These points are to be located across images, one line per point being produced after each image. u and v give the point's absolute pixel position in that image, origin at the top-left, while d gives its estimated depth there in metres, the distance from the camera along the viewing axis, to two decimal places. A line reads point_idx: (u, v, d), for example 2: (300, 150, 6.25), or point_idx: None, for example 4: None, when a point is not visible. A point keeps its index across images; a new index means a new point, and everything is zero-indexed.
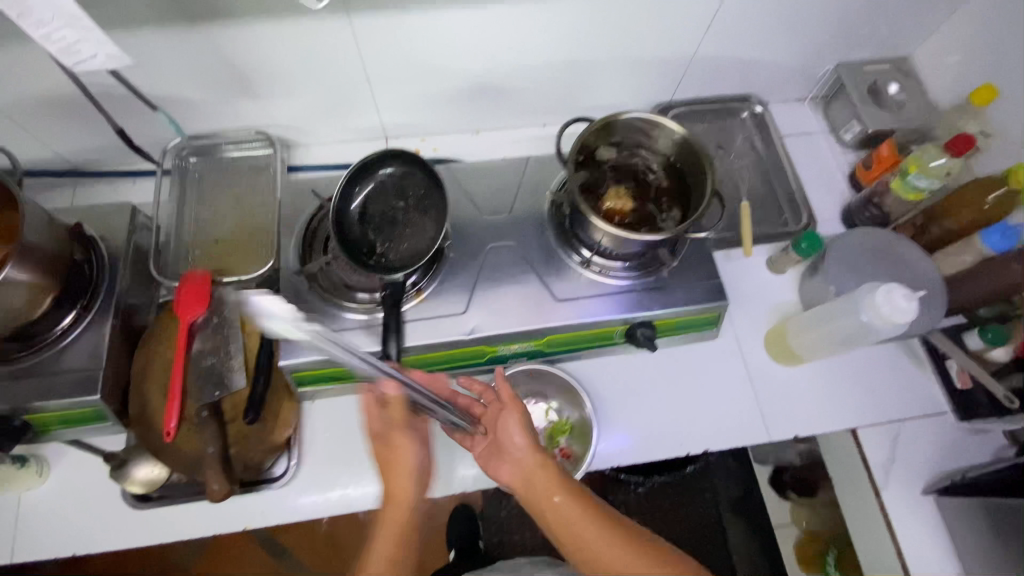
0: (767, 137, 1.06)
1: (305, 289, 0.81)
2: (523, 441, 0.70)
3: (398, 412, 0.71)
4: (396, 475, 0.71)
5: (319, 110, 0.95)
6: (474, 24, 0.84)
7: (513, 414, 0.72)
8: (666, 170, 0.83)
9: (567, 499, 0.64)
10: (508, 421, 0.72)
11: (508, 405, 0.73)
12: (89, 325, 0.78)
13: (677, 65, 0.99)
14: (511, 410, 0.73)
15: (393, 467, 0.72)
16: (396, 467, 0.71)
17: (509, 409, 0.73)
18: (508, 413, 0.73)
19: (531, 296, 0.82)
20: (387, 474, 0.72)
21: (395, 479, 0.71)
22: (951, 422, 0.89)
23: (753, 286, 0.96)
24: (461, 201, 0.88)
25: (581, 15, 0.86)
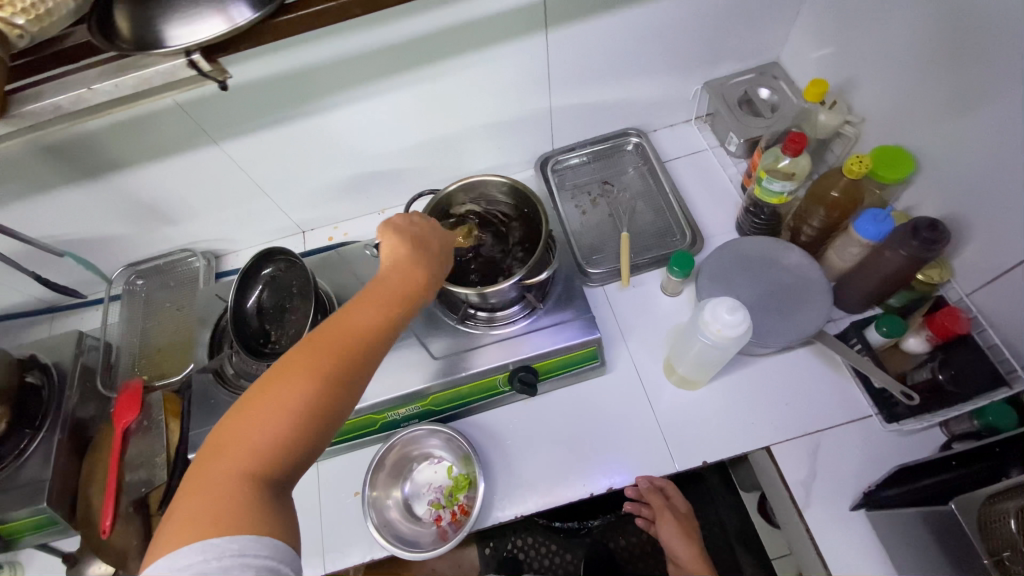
0: (651, 165, 1.10)
1: (213, 383, 0.90)
2: (679, 546, 0.84)
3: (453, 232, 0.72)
4: (429, 258, 0.67)
5: (232, 222, 1.08)
6: (335, 127, 0.95)
7: (669, 523, 0.84)
8: (516, 216, 0.87)
9: None
10: (665, 526, 0.85)
11: (662, 512, 0.84)
12: (41, 441, 0.89)
13: (541, 118, 1.05)
14: (666, 522, 0.84)
15: (422, 249, 0.67)
16: (430, 252, 0.67)
17: (664, 517, 0.84)
18: (662, 521, 0.84)
19: (410, 359, 0.87)
20: (417, 252, 0.66)
21: (421, 264, 0.65)
22: (876, 426, 0.83)
23: (643, 313, 0.96)
24: (350, 280, 0.97)
25: (426, 100, 0.95)
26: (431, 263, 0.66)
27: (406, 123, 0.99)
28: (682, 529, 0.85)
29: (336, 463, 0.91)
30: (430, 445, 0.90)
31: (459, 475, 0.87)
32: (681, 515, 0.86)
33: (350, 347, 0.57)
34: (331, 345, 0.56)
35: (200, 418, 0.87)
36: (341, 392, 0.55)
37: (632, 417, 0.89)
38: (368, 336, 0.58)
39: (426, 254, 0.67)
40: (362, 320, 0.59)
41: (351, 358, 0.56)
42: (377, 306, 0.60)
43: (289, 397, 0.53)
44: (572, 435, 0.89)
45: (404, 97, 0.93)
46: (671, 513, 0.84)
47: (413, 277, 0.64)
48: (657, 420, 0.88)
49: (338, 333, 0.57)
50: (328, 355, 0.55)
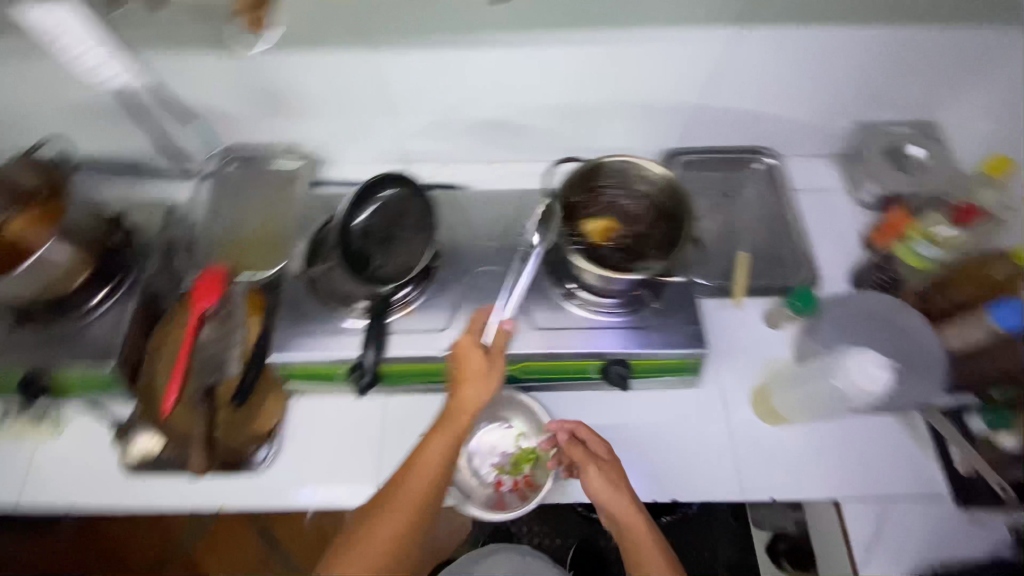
0: (778, 191, 1.04)
1: (304, 292, 0.88)
2: (606, 494, 0.75)
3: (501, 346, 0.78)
4: (477, 388, 0.75)
5: (344, 132, 1.04)
6: (485, 63, 0.91)
7: (594, 471, 0.76)
8: (651, 208, 0.83)
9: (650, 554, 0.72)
10: (590, 477, 0.77)
11: (584, 461, 0.78)
12: (115, 302, 0.87)
13: (686, 113, 1.01)
14: (589, 472, 0.77)
15: (470, 379, 0.75)
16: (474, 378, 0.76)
17: (588, 467, 0.77)
18: (586, 471, 0.77)
19: (511, 322, 0.85)
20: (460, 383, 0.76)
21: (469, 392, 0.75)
22: (947, 508, 0.83)
23: (742, 339, 0.93)
24: (460, 227, 0.94)
25: (584, 62, 0.92)
26: (477, 391, 0.75)
27: (553, 78, 0.94)
28: (606, 475, 0.77)
29: (402, 404, 0.90)
30: (500, 410, 0.89)
31: (528, 447, 0.86)
32: (603, 460, 0.78)
33: (420, 487, 0.71)
34: (407, 491, 0.70)
35: (287, 327, 0.85)
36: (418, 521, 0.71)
37: (709, 438, 0.87)
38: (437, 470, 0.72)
39: (467, 383, 0.75)
40: (427, 464, 0.72)
41: (425, 493, 0.71)
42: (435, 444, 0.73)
43: (380, 536, 0.69)
44: (645, 440, 0.87)
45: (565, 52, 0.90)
46: (594, 464, 0.76)
47: (458, 412, 0.74)
48: (734, 448, 0.87)
49: (412, 476, 0.72)
50: (406, 499, 0.70)
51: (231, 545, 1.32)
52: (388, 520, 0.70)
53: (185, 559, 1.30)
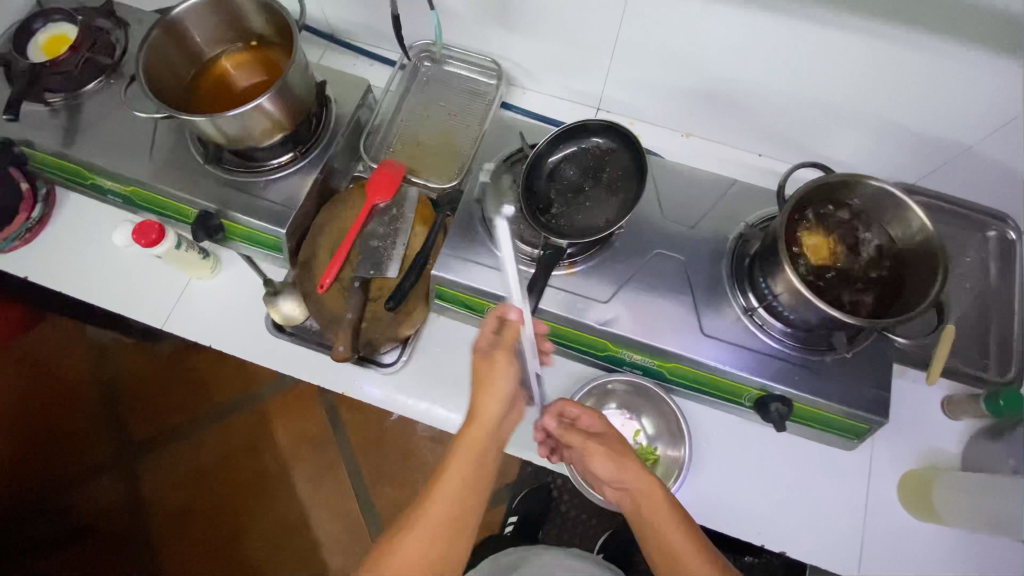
0: (1008, 268, 0.90)
1: (477, 218, 0.84)
2: (611, 474, 0.68)
3: (514, 340, 0.62)
4: (491, 395, 0.62)
5: (552, 60, 0.97)
6: (754, 34, 0.80)
7: (598, 451, 0.68)
8: (890, 254, 0.73)
9: (672, 531, 0.62)
10: (591, 457, 0.69)
11: (584, 442, 0.70)
12: (298, 170, 0.87)
13: (939, 149, 0.88)
14: (592, 453, 0.69)
15: (487, 385, 0.62)
16: (492, 383, 0.62)
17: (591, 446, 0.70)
18: (588, 452, 0.70)
19: (678, 317, 0.80)
20: (478, 389, 0.63)
21: (487, 400, 0.62)
22: None
23: (908, 415, 0.84)
24: (648, 200, 0.87)
25: (868, 63, 0.78)
26: (497, 398, 0.62)
27: (817, 70, 0.82)
28: (610, 452, 0.68)
29: None
30: (627, 398, 0.88)
31: (647, 445, 0.85)
32: (607, 439, 0.70)
33: (442, 515, 0.59)
34: (427, 516, 0.59)
35: (456, 241, 0.82)
36: (444, 554, 0.58)
37: (839, 506, 0.80)
38: (463, 488, 0.60)
39: (485, 388, 0.63)
40: (447, 486, 0.60)
41: (457, 515, 0.60)
42: (456, 465, 0.61)
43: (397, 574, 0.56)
44: (769, 481, 0.82)
45: (854, 46, 0.76)
46: (593, 439, 0.69)
47: (477, 425, 0.62)
48: (863, 525, 0.80)
49: (433, 502, 0.59)
50: (427, 527, 0.58)
51: (305, 408, 1.25)
52: (407, 553, 0.57)
53: (259, 411, 1.24)
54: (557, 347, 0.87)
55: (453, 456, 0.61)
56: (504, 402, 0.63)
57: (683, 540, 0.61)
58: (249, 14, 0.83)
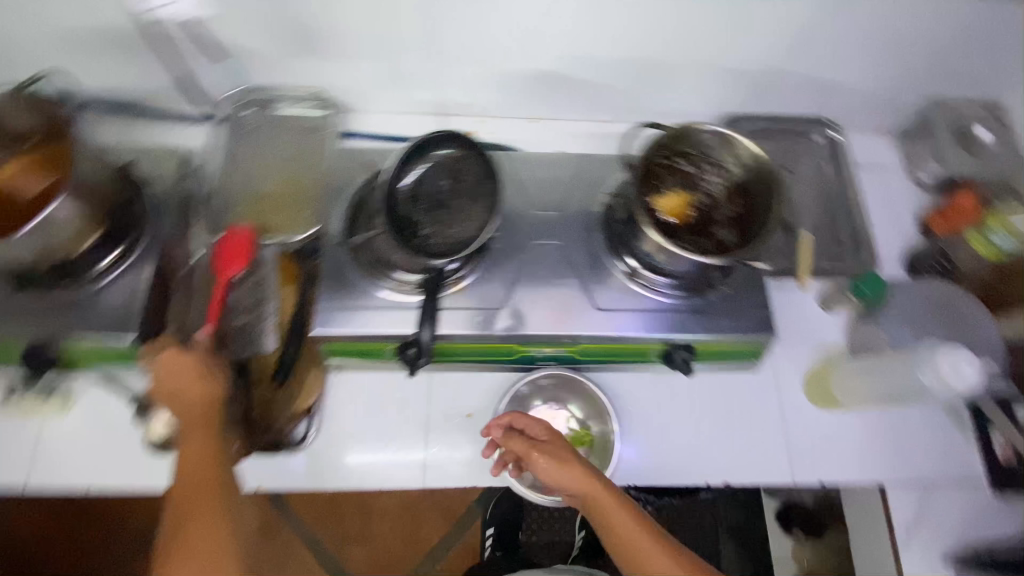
0: (840, 165, 1.00)
1: (345, 262, 0.79)
2: (556, 478, 0.68)
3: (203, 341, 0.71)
4: (197, 380, 0.67)
5: (377, 76, 0.93)
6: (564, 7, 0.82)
7: (539, 462, 0.69)
8: (734, 186, 0.78)
9: (625, 524, 0.64)
10: (539, 467, 0.69)
11: (527, 452, 0.70)
12: (130, 266, 0.79)
13: (753, 76, 0.95)
14: (536, 461, 0.69)
15: (185, 378, 0.67)
16: (191, 378, 0.67)
17: (533, 457, 0.70)
18: (532, 460, 0.70)
19: (571, 300, 0.80)
20: (187, 384, 0.67)
21: (195, 384, 0.67)
22: (983, 491, 0.85)
23: (798, 322, 0.91)
24: (515, 196, 0.87)
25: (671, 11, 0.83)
26: (208, 378, 0.68)
27: (630, 30, 0.86)
28: (555, 457, 0.69)
29: (447, 380, 0.85)
30: (549, 392, 0.87)
31: (581, 428, 0.85)
32: (549, 444, 0.71)
33: (201, 483, 0.63)
34: (186, 490, 0.62)
35: (330, 292, 0.77)
36: (217, 507, 0.62)
37: (762, 423, 0.86)
38: (205, 459, 0.64)
39: (198, 380, 0.67)
40: (191, 462, 0.64)
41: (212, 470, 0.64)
42: (193, 441, 0.65)
43: (196, 544, 0.59)
44: (698, 423, 0.86)
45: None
46: (537, 448, 0.69)
47: (196, 411, 0.66)
48: (786, 432, 0.86)
49: (185, 480, 0.63)
50: (201, 501, 0.62)
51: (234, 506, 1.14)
52: (194, 530, 0.60)
53: None
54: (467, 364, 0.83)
55: (187, 434, 0.65)
56: (217, 380, 0.69)
57: (637, 530, 0.63)
58: (7, 114, 0.74)
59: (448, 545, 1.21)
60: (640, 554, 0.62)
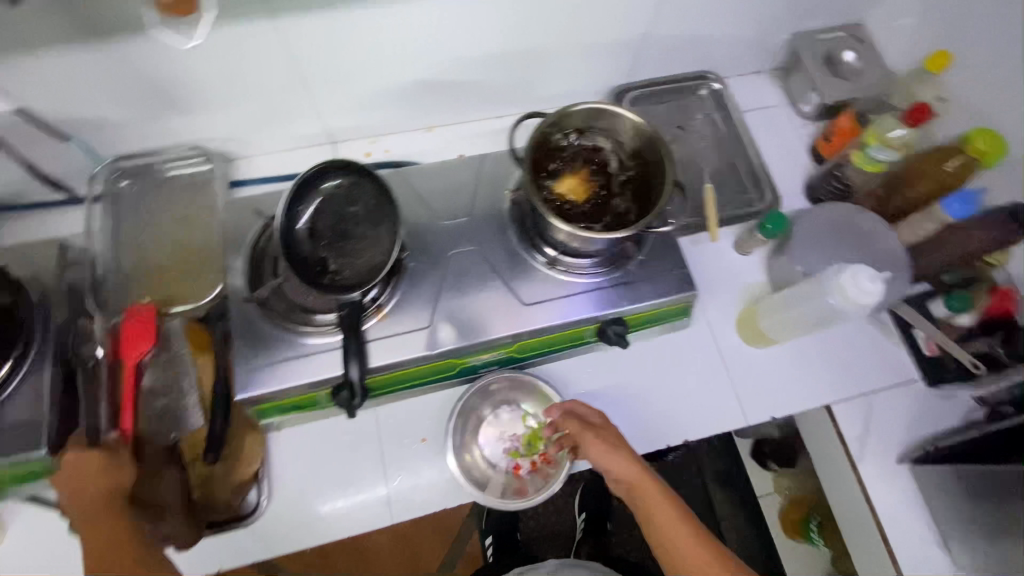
0: (727, 114, 1.05)
1: (257, 317, 0.76)
2: (608, 461, 0.71)
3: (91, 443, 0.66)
4: (95, 481, 0.63)
5: (255, 120, 0.90)
6: (424, 16, 0.80)
7: (593, 446, 0.71)
8: (625, 155, 0.80)
9: (672, 520, 0.67)
10: (590, 447, 0.72)
11: (581, 434, 0.73)
12: (26, 376, 0.72)
13: (629, 46, 0.96)
14: (589, 443, 0.72)
15: (85, 482, 0.63)
16: (88, 482, 0.63)
17: (585, 439, 0.73)
18: (585, 442, 0.73)
19: (497, 301, 0.80)
20: (85, 488, 0.63)
21: (95, 485, 0.63)
22: (921, 389, 0.90)
23: (718, 270, 0.95)
24: (419, 211, 0.84)
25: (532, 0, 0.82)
26: (107, 478, 0.63)
27: (498, 25, 0.85)
28: (610, 444, 0.71)
29: (394, 412, 0.83)
30: (499, 395, 0.85)
31: (538, 424, 0.84)
32: (604, 430, 0.73)
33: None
34: None
35: (248, 351, 0.75)
36: None
37: (706, 373, 0.89)
38: (118, 557, 0.62)
39: (95, 483, 0.63)
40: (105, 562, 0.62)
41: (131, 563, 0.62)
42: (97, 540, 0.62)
43: None
44: (648, 390, 0.88)
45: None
46: (592, 430, 0.72)
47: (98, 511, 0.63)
48: (731, 378, 0.89)
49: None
50: None
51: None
52: None
53: None
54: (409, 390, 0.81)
55: (89, 536, 0.62)
56: (118, 475, 0.64)
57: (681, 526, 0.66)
58: None
59: (447, 565, 1.21)
60: (679, 546, 0.65)
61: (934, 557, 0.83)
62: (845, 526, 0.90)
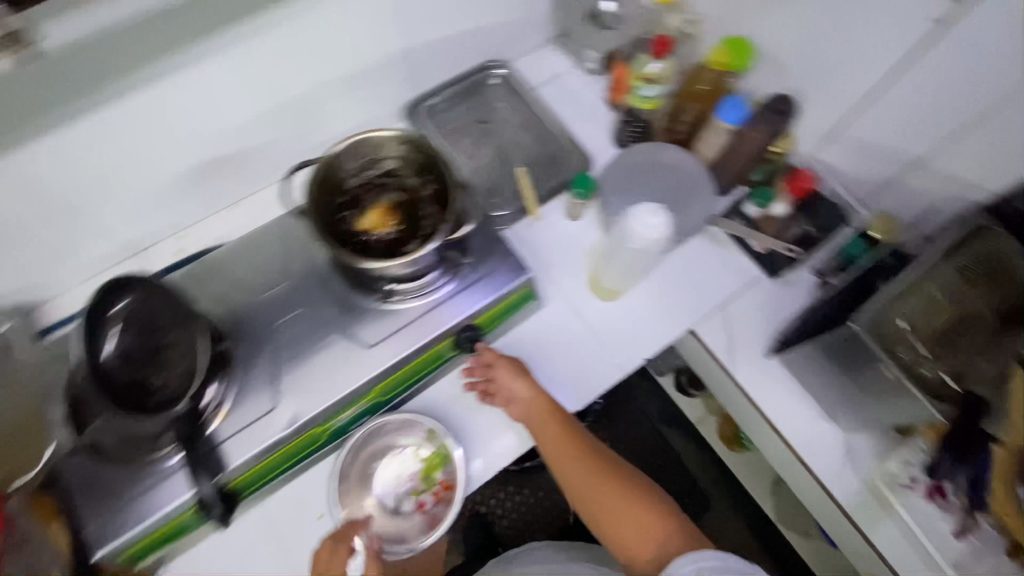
0: (522, 95, 1.09)
1: (95, 464, 0.73)
2: (517, 388, 0.80)
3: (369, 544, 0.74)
4: None
5: (38, 261, 0.85)
6: (174, 98, 0.77)
7: (506, 375, 0.81)
8: (412, 169, 0.79)
9: (569, 436, 0.78)
10: (502, 377, 0.81)
11: (497, 367, 0.82)
12: None
13: (396, 62, 0.96)
14: (504, 373, 0.81)
15: None
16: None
17: (499, 371, 0.81)
18: (500, 373, 0.81)
19: (338, 355, 0.77)
20: None
21: None
22: (766, 284, 0.95)
23: (556, 243, 0.98)
24: (234, 291, 0.81)
25: (278, 48, 0.81)
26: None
27: (254, 84, 0.83)
28: (521, 374, 0.81)
29: (283, 499, 0.80)
30: (379, 445, 0.81)
31: (431, 455, 0.81)
32: (517, 364, 0.82)
33: None
34: None
35: (93, 502, 0.72)
36: None
37: (575, 341, 0.93)
38: None
39: None
40: None
41: None
42: None
43: None
44: None
45: (252, 48, 0.78)
46: (507, 363, 0.81)
47: None
48: (597, 338, 0.93)
49: None
50: None
51: None
52: None
53: None
54: (286, 474, 0.78)
55: None
56: None
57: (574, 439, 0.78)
58: None
59: None
60: (568, 452, 0.78)
61: (823, 431, 0.88)
62: (747, 430, 0.95)
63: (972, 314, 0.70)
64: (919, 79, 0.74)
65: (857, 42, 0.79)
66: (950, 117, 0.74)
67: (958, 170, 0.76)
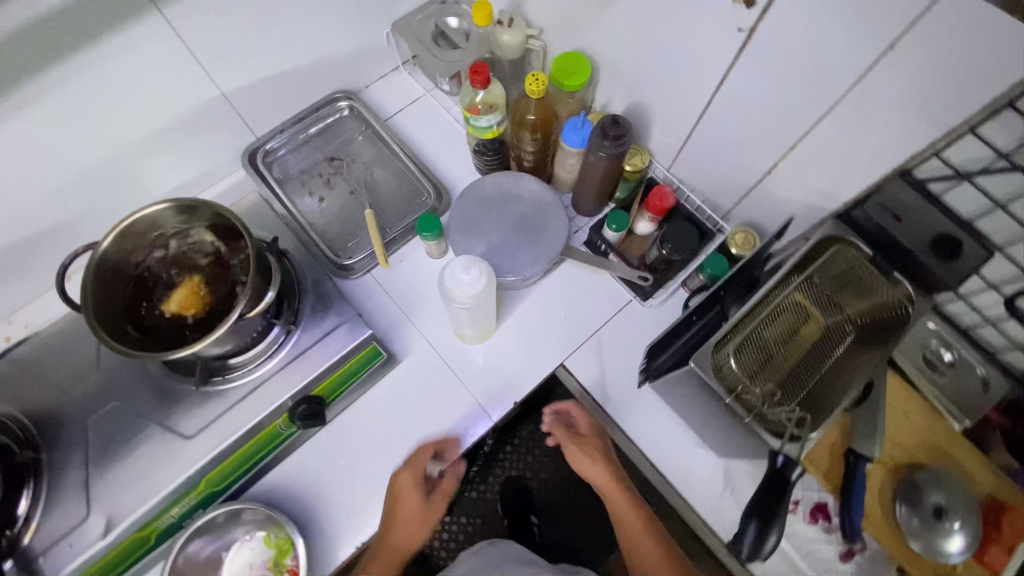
0: (373, 126, 1.02)
1: None
2: (587, 466, 0.84)
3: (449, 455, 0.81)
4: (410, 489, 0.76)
5: None
6: None
7: (576, 453, 0.85)
8: (225, 235, 0.72)
9: (636, 513, 0.81)
10: (573, 454, 0.86)
11: (568, 443, 0.86)
12: None
13: (219, 111, 0.89)
14: (573, 451, 0.85)
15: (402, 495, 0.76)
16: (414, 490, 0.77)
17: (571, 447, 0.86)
18: (571, 450, 0.86)
19: (155, 451, 0.71)
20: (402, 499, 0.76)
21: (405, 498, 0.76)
22: (637, 308, 0.91)
23: (414, 286, 0.92)
24: (41, 389, 0.74)
25: (65, 120, 0.72)
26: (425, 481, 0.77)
27: (40, 161, 0.74)
28: (590, 454, 0.84)
29: None
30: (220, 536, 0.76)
31: (279, 539, 0.77)
32: (589, 440, 0.86)
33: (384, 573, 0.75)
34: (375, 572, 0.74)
35: None
36: None
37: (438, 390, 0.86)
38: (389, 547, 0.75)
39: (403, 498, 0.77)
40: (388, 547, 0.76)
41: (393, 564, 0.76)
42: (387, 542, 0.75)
43: None
44: (387, 446, 0.82)
45: (27, 125, 0.69)
46: (577, 441, 0.86)
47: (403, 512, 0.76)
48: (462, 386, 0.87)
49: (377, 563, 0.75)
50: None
51: None
52: None
53: None
54: None
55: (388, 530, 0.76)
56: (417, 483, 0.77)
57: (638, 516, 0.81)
58: None
59: None
60: (630, 528, 0.80)
61: (700, 460, 0.84)
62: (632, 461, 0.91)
63: (828, 333, 0.76)
64: (750, 89, 0.69)
65: (685, 52, 0.74)
66: (787, 126, 0.69)
67: (805, 180, 0.73)
